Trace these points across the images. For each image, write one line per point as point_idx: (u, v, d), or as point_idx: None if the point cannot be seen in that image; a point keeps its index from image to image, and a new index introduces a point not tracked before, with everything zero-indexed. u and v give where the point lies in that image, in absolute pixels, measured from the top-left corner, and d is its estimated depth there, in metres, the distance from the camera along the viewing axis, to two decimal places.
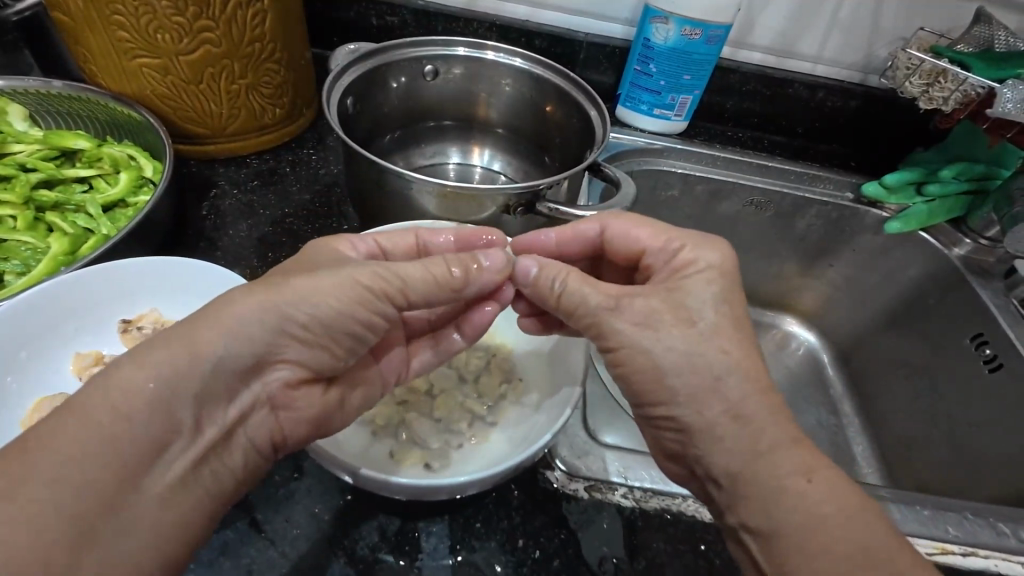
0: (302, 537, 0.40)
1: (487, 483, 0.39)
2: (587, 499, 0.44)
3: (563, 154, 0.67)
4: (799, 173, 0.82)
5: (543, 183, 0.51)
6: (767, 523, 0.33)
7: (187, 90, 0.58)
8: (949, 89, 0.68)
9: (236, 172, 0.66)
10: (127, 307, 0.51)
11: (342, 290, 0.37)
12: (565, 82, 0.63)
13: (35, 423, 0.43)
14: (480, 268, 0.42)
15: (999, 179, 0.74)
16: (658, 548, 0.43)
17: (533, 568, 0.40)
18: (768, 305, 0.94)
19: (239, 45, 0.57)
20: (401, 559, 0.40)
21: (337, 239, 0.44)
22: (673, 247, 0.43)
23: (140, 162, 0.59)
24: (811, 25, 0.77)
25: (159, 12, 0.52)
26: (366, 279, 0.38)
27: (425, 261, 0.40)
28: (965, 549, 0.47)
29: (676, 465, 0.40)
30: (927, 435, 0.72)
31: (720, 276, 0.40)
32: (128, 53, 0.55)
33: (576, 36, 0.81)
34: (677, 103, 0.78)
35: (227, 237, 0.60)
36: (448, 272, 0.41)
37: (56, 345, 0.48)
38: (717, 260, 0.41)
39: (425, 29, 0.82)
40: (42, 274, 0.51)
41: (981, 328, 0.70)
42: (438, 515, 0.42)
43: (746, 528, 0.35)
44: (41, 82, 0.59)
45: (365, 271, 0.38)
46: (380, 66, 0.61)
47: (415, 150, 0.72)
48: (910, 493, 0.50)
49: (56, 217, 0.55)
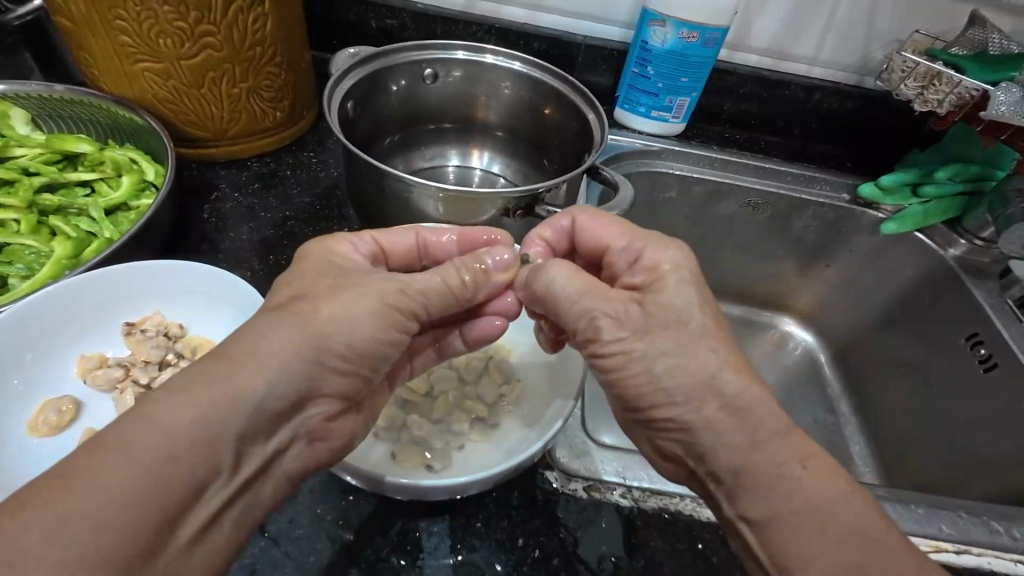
0: (304, 537, 0.41)
1: (487, 483, 0.39)
2: (586, 498, 0.45)
3: (562, 156, 0.67)
4: (796, 175, 0.82)
5: (542, 186, 0.51)
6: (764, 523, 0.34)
7: (188, 94, 0.59)
8: (943, 91, 0.68)
9: (237, 175, 0.67)
10: (130, 309, 0.52)
11: (345, 293, 0.38)
12: (564, 85, 0.63)
13: (42, 423, 0.44)
14: (486, 270, 0.44)
15: (993, 179, 0.74)
16: (656, 546, 0.43)
17: (532, 567, 0.41)
18: (766, 305, 0.95)
19: (240, 50, 0.58)
20: (402, 558, 0.41)
21: (337, 239, 0.43)
22: (635, 247, 0.44)
23: (142, 166, 0.59)
24: (807, 28, 0.77)
25: (161, 17, 0.52)
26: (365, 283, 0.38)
27: (439, 273, 0.43)
28: (959, 547, 0.47)
29: (673, 467, 0.40)
30: (922, 434, 0.73)
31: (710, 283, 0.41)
32: (130, 57, 0.55)
33: (575, 39, 0.81)
34: (675, 105, 0.79)
35: (229, 239, 0.61)
36: (460, 281, 0.43)
37: (61, 346, 0.48)
38: (683, 260, 0.42)
39: (423, 31, 0.82)
40: (46, 278, 0.51)
41: (976, 327, 0.70)
42: (438, 515, 0.43)
43: (743, 527, 0.35)
44: (43, 86, 0.59)
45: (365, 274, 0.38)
46: (380, 69, 0.61)
47: (415, 154, 0.72)
48: (904, 492, 0.50)
49: (58, 220, 0.56)
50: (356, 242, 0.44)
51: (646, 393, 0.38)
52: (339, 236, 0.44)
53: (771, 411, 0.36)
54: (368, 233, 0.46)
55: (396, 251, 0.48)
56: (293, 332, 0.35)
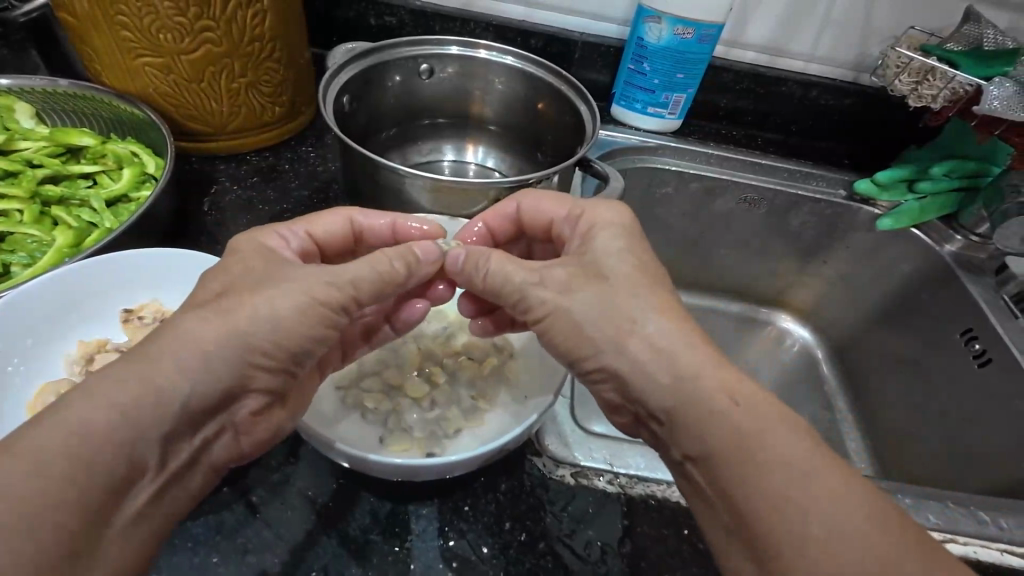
0: (295, 518, 0.42)
1: (473, 464, 0.40)
2: (573, 484, 0.45)
3: (556, 149, 0.68)
4: (792, 171, 0.83)
5: (531, 177, 0.52)
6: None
7: (189, 90, 0.60)
8: (937, 86, 0.69)
9: (237, 169, 0.68)
10: (129, 297, 0.52)
11: (276, 288, 0.37)
12: (556, 79, 0.64)
13: (40, 409, 0.44)
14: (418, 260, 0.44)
15: (990, 175, 0.74)
16: (643, 532, 0.44)
17: (520, 550, 0.42)
18: (762, 301, 0.95)
19: (239, 45, 0.59)
20: (392, 541, 0.41)
21: (267, 233, 0.43)
22: (576, 214, 0.46)
23: (143, 158, 0.60)
24: (803, 25, 0.78)
25: (162, 12, 0.53)
26: (320, 292, 0.38)
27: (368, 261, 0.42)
28: (945, 536, 0.47)
29: (620, 416, 0.40)
30: (918, 427, 0.73)
31: (625, 232, 0.43)
32: (131, 52, 0.56)
33: (572, 36, 0.82)
34: (670, 101, 0.79)
35: (228, 232, 0.62)
36: (391, 267, 0.42)
37: (60, 335, 0.49)
38: (617, 218, 0.44)
39: (422, 29, 0.84)
40: (48, 265, 0.52)
41: (971, 323, 0.70)
42: (428, 498, 0.43)
43: (715, 498, 0.34)
44: (48, 81, 0.61)
45: (318, 284, 0.39)
46: (375, 64, 0.63)
47: (412, 147, 0.73)
48: (893, 481, 0.51)
49: (61, 211, 0.57)
50: (286, 235, 0.44)
51: (616, 381, 0.38)
52: (269, 227, 0.44)
53: None
54: (300, 225, 0.46)
55: (332, 239, 0.48)
56: (254, 355, 0.36)
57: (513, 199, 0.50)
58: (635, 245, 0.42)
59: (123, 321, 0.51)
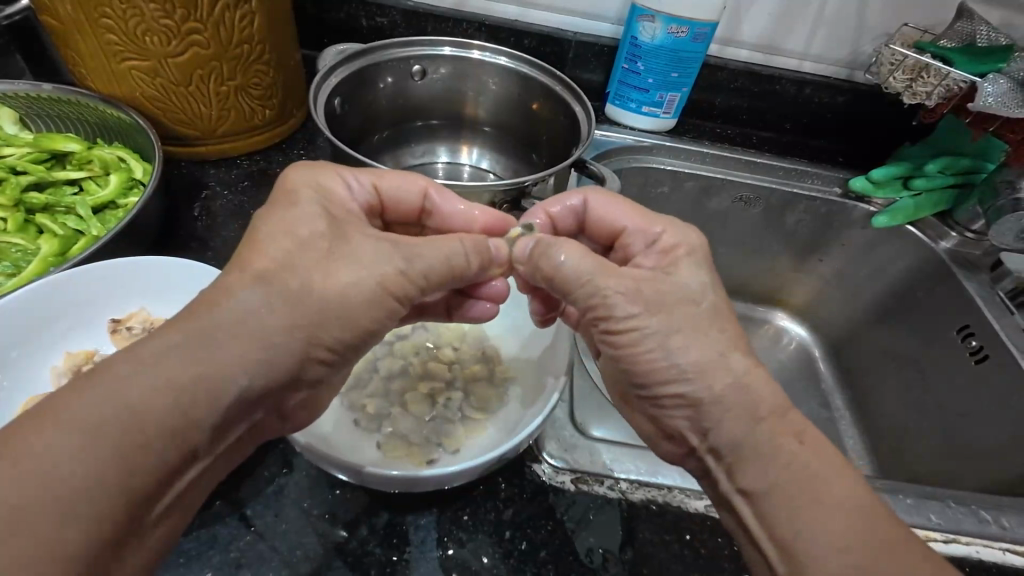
0: (290, 531, 0.41)
1: (471, 474, 0.40)
2: (574, 490, 0.45)
3: (551, 150, 0.67)
4: (786, 169, 0.83)
5: (528, 179, 0.52)
6: (758, 497, 0.34)
7: (176, 92, 0.59)
8: (932, 83, 0.69)
9: (226, 173, 0.67)
10: (117, 307, 0.51)
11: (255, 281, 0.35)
12: (551, 80, 0.63)
13: None
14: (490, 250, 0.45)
15: (984, 172, 0.74)
16: (645, 538, 0.43)
17: (520, 559, 0.41)
18: (758, 299, 0.95)
19: (227, 47, 0.58)
20: (390, 552, 0.41)
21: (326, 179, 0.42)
22: (651, 228, 0.45)
23: (131, 164, 0.59)
24: (797, 23, 0.78)
25: (147, 14, 0.52)
26: None
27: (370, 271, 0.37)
28: (948, 536, 0.47)
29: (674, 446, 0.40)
30: (917, 425, 0.72)
31: (703, 256, 0.43)
32: (117, 55, 0.55)
33: (565, 36, 0.82)
34: (665, 100, 0.79)
35: (219, 238, 0.61)
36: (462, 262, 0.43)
37: (42, 349, 0.48)
38: (696, 241, 0.43)
39: (414, 29, 0.83)
40: (32, 275, 0.51)
41: (968, 320, 0.70)
42: (427, 508, 0.43)
43: None
44: (31, 85, 0.59)
45: None
46: (367, 66, 0.62)
47: (405, 150, 0.72)
48: (894, 482, 0.50)
49: (45, 218, 0.56)
50: (353, 184, 0.44)
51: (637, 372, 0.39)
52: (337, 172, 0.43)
53: (741, 400, 0.36)
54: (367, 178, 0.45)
55: (394, 202, 0.48)
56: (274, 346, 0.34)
57: (580, 193, 0.49)
58: (701, 271, 0.42)
59: (111, 332, 0.50)
